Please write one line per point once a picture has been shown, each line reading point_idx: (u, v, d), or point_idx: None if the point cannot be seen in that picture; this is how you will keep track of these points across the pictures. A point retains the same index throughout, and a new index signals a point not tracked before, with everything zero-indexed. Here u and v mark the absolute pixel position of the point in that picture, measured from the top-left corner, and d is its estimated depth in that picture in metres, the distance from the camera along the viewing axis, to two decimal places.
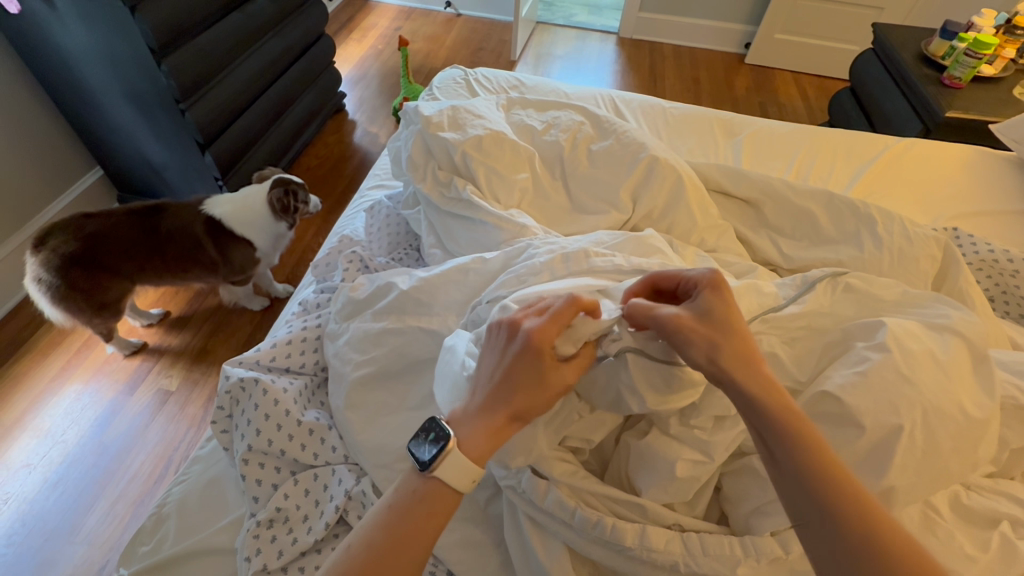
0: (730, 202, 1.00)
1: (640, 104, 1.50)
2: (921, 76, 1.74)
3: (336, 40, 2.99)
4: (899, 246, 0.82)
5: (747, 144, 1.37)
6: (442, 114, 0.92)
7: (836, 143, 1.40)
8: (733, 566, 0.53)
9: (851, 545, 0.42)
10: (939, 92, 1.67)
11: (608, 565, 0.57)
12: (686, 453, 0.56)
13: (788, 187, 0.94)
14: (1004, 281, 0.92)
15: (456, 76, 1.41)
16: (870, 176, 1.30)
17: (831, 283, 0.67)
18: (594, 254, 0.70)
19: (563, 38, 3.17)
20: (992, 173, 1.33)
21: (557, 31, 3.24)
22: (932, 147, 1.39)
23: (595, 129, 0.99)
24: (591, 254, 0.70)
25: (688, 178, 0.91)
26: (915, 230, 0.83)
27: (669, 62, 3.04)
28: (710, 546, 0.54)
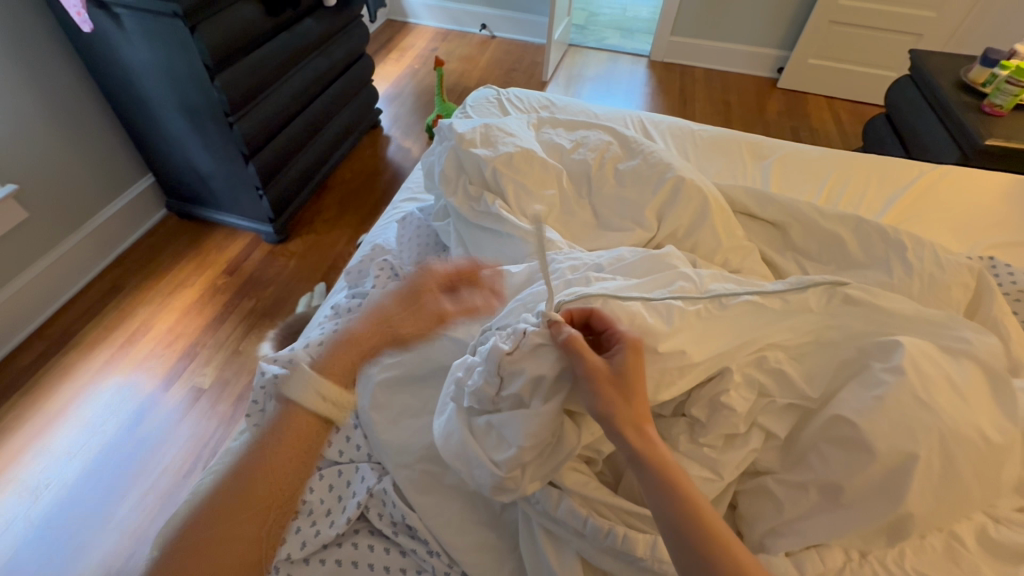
0: (754, 223, 1.01)
1: (668, 126, 1.52)
2: (960, 103, 1.72)
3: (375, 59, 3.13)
4: (929, 272, 0.81)
5: (776, 169, 1.37)
6: (475, 132, 0.96)
7: (868, 168, 1.38)
8: None
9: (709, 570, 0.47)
10: (978, 119, 1.64)
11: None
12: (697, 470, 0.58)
13: (816, 211, 0.94)
14: None
15: (488, 95, 1.47)
16: (903, 203, 1.28)
17: (829, 291, 0.65)
18: (595, 279, 0.70)
19: (594, 60, 3.24)
20: None
21: (589, 54, 3.31)
22: (969, 175, 1.37)
23: (622, 149, 1.02)
24: (593, 278, 0.71)
25: (715, 200, 0.93)
26: (947, 257, 0.82)
27: (699, 85, 3.06)
28: None
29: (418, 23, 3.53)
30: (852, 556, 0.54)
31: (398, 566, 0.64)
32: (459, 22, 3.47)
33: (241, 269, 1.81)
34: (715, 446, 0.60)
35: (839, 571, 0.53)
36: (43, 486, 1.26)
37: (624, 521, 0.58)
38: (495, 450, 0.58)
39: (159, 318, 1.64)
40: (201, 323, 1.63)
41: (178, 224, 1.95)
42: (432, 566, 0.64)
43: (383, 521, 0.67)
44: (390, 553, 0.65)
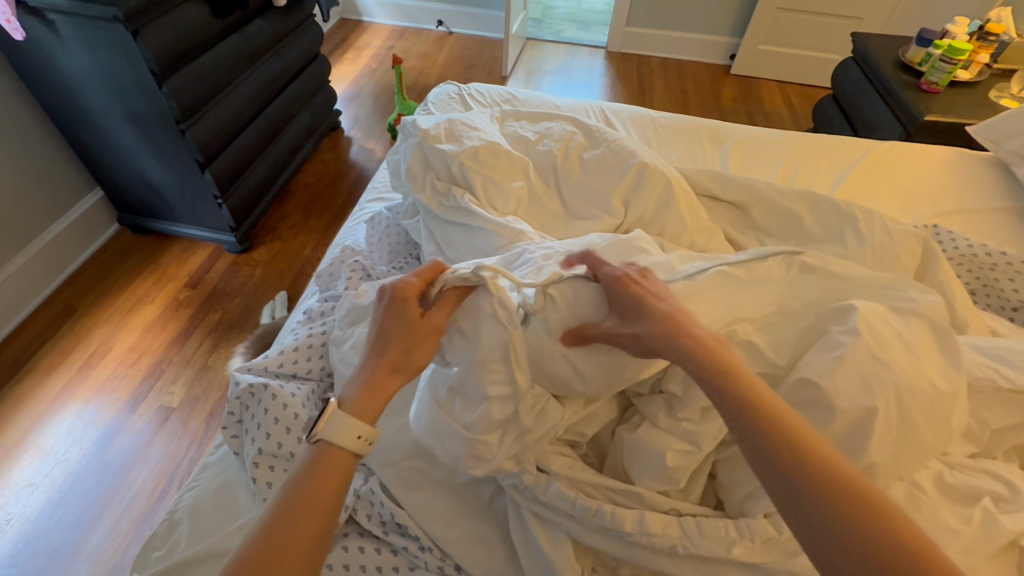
0: (717, 206, 1.05)
1: (629, 115, 1.54)
2: (900, 82, 1.80)
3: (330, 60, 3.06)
4: (880, 241, 0.87)
5: (734, 152, 1.41)
6: (439, 127, 0.95)
7: (820, 148, 1.44)
8: (729, 547, 0.56)
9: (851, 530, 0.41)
10: (916, 96, 1.74)
11: (610, 553, 0.60)
12: (675, 444, 0.59)
13: (774, 190, 0.98)
14: (984, 274, 0.96)
15: (449, 91, 1.46)
16: (853, 178, 1.34)
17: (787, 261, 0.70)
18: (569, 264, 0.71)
19: (552, 53, 3.26)
20: (969, 172, 1.39)
21: (546, 47, 3.33)
22: (912, 149, 1.45)
23: (586, 138, 1.03)
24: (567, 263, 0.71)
25: (678, 184, 0.95)
26: (896, 227, 0.88)
27: (656, 74, 3.12)
28: (707, 528, 0.57)
29: (372, 21, 3.47)
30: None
31: (391, 565, 0.64)
32: (414, 19, 3.43)
33: (205, 282, 1.75)
34: (691, 417, 0.60)
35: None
36: (5, 522, 1.20)
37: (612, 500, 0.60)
38: (459, 420, 0.60)
39: (119, 338, 1.57)
40: (164, 340, 1.58)
41: (133, 239, 1.87)
42: (424, 562, 0.64)
43: (372, 521, 0.66)
44: (380, 553, 0.65)
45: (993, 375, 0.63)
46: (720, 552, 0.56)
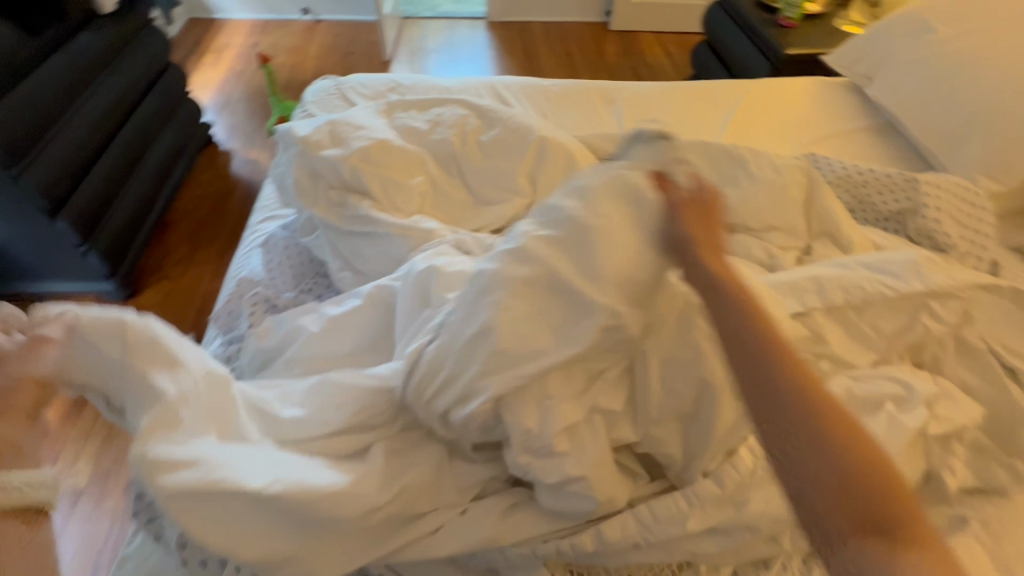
0: (618, 166, 1.06)
1: (520, 86, 1.52)
2: (762, 20, 1.93)
3: (187, 66, 2.74)
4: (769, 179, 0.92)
5: (626, 110, 1.46)
6: (320, 132, 0.87)
7: (702, 95, 1.51)
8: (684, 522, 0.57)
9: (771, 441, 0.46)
10: (777, 33, 1.86)
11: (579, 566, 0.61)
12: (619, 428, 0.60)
13: (669, 144, 1.01)
14: (857, 192, 1.06)
15: (328, 87, 1.36)
16: (735, 120, 1.44)
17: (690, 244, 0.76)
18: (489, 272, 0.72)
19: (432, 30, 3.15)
20: (830, 99, 1.53)
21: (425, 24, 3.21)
22: (780, 84, 1.56)
23: (481, 119, 0.99)
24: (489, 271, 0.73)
25: (579, 152, 0.95)
26: (780, 162, 0.96)
27: (540, 38, 3.12)
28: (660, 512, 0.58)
29: (227, 17, 3.14)
30: (755, 453, 0.60)
31: None
32: (276, 9, 3.15)
33: None
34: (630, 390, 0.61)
35: (749, 472, 0.58)
36: None
37: (563, 534, 0.60)
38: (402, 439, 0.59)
39: None
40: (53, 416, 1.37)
41: None
42: None
43: None
44: None
45: (881, 287, 0.70)
46: (678, 530, 0.57)
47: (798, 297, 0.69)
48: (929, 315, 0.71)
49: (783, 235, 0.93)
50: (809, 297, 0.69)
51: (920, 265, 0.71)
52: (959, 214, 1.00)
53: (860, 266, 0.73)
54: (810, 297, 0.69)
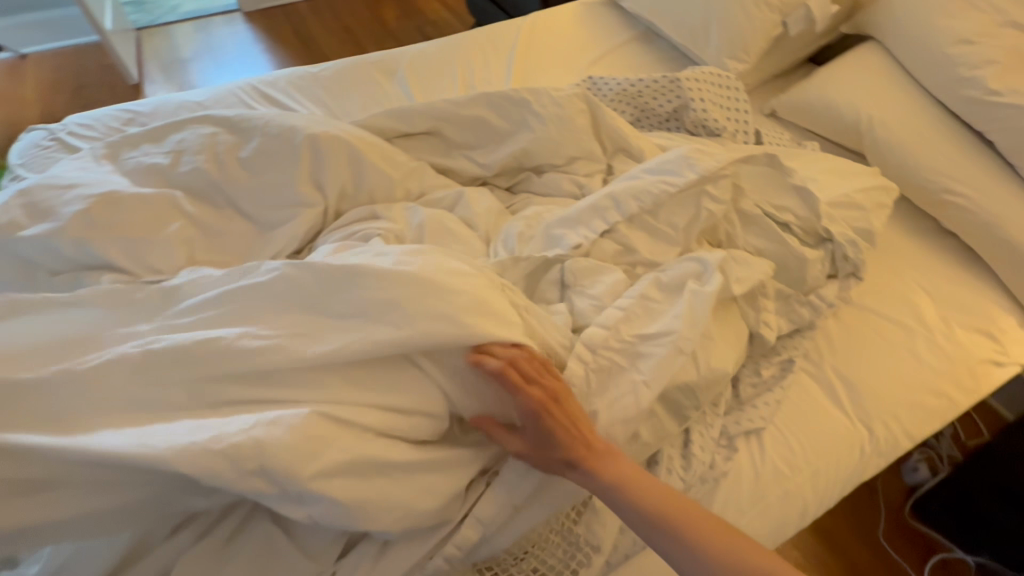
0: (412, 139, 1.00)
1: (288, 79, 1.37)
2: None
3: None
4: (555, 114, 0.94)
5: (410, 77, 1.39)
6: (11, 211, 0.68)
7: (481, 46, 1.52)
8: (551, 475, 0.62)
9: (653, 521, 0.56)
10: None
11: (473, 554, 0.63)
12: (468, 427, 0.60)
13: (450, 103, 0.97)
14: (636, 104, 1.13)
15: (39, 137, 1.09)
16: (516, 62, 1.47)
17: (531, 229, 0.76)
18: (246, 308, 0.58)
19: (182, 37, 2.94)
20: (594, 20, 1.61)
21: (172, 30, 2.98)
22: (546, 18, 1.61)
23: (234, 132, 0.84)
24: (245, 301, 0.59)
25: (362, 138, 0.87)
26: (559, 94, 0.95)
27: (311, 23, 3.09)
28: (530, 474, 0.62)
29: None
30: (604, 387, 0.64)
31: None
32: None
33: None
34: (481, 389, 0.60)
35: (604, 406, 0.63)
36: None
37: (442, 541, 0.61)
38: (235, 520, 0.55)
39: None
40: None
41: None
42: None
43: None
44: None
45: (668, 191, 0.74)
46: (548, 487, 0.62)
47: (599, 219, 0.74)
48: (716, 199, 0.77)
49: (587, 162, 0.97)
50: (609, 219, 0.74)
51: (696, 160, 0.76)
52: (721, 99, 1.09)
53: (644, 171, 0.77)
54: (611, 214, 0.74)
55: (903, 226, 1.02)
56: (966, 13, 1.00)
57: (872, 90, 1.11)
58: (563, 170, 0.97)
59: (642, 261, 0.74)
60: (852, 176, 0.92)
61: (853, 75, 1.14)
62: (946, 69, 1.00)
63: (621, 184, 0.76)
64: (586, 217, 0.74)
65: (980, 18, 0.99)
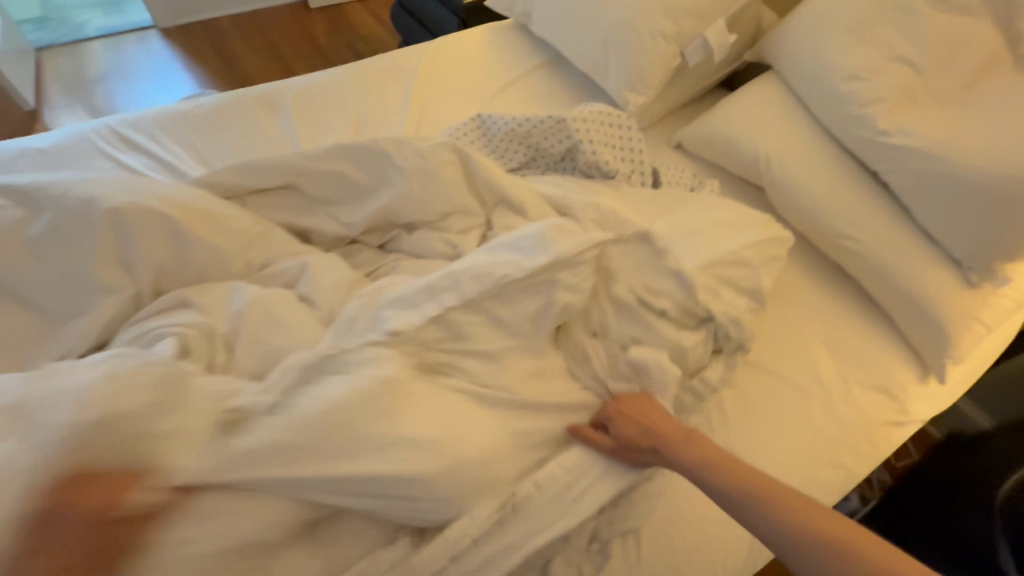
0: (263, 195, 0.88)
1: (154, 116, 1.23)
2: None
3: None
4: (420, 168, 0.84)
5: (296, 113, 1.27)
6: None
7: (379, 74, 1.41)
8: None
9: (786, 515, 0.54)
10: None
11: None
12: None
13: (304, 156, 0.85)
14: (528, 144, 1.06)
15: None
16: (416, 92, 1.37)
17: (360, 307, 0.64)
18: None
19: (89, 55, 2.72)
20: (504, 42, 1.52)
21: (77, 48, 2.75)
22: (454, 41, 1.52)
23: (24, 204, 0.71)
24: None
25: (195, 199, 0.77)
26: (423, 144, 0.84)
27: (233, 37, 2.91)
28: None
29: None
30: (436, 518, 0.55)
31: None
32: None
33: None
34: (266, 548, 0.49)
35: None
36: None
37: None
38: None
39: None
40: None
41: None
42: None
43: None
44: None
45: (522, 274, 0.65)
46: None
47: (435, 301, 0.63)
48: (578, 277, 0.69)
49: (461, 218, 0.87)
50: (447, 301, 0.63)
51: (554, 240, 0.68)
52: (612, 140, 1.01)
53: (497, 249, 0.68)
54: (447, 298, 0.63)
55: (803, 271, 0.97)
56: (860, 46, 0.95)
57: (771, 126, 1.05)
58: (434, 226, 0.88)
59: (493, 350, 0.66)
60: (740, 229, 0.86)
61: (756, 108, 1.08)
62: (841, 107, 0.95)
63: (467, 263, 0.66)
64: (418, 298, 0.63)
65: (873, 52, 0.93)
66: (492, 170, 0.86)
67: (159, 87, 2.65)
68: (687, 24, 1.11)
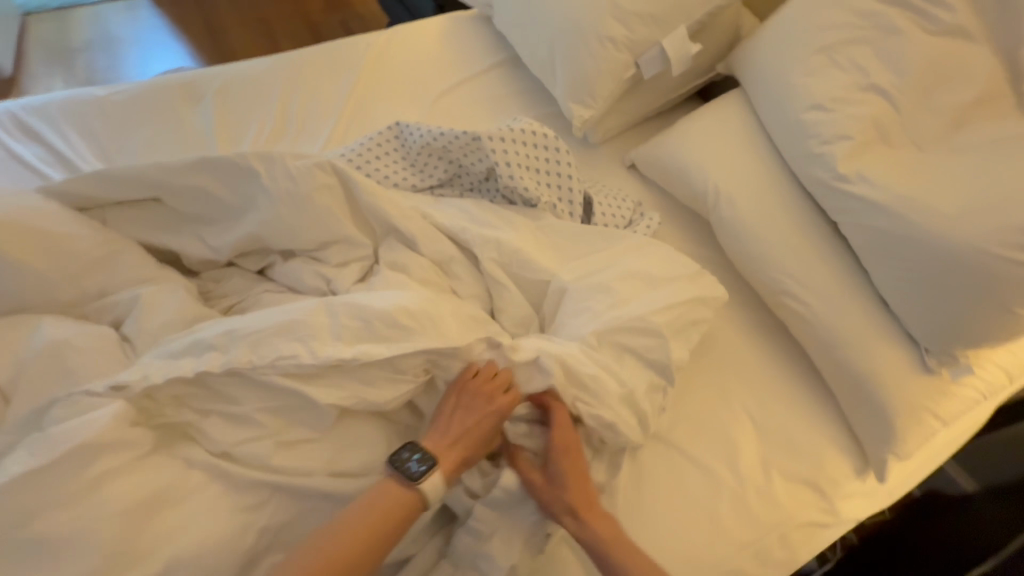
0: (125, 207, 0.78)
1: (59, 101, 1.12)
2: None
3: None
4: (288, 193, 0.74)
5: (218, 107, 1.16)
6: None
7: (318, 65, 1.28)
8: None
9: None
10: None
11: None
12: None
13: (166, 170, 0.75)
14: (449, 159, 0.92)
15: None
16: (355, 89, 1.25)
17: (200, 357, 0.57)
18: None
19: (73, 19, 2.53)
20: (464, 35, 1.38)
21: (62, 13, 2.55)
22: (408, 29, 1.38)
23: None
24: None
25: (24, 216, 0.68)
26: (296, 164, 0.74)
27: (222, 3, 2.71)
28: None
29: None
30: None
31: None
32: None
33: None
34: None
35: None
36: None
37: None
38: None
39: None
40: None
41: None
42: None
43: None
44: None
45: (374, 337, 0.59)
46: None
47: (288, 343, 0.57)
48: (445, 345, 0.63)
49: (344, 248, 0.77)
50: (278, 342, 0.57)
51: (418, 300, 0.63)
52: (534, 164, 0.88)
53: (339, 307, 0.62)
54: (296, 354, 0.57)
55: (742, 329, 0.84)
56: (829, 68, 0.80)
57: (725, 154, 0.90)
58: (311, 256, 0.78)
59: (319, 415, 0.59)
60: (657, 281, 0.75)
61: (711, 132, 0.94)
62: (800, 141, 0.81)
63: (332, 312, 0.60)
64: (268, 340, 0.57)
65: (842, 77, 0.78)
66: (378, 196, 0.77)
67: (143, 58, 2.45)
68: (641, 30, 0.98)
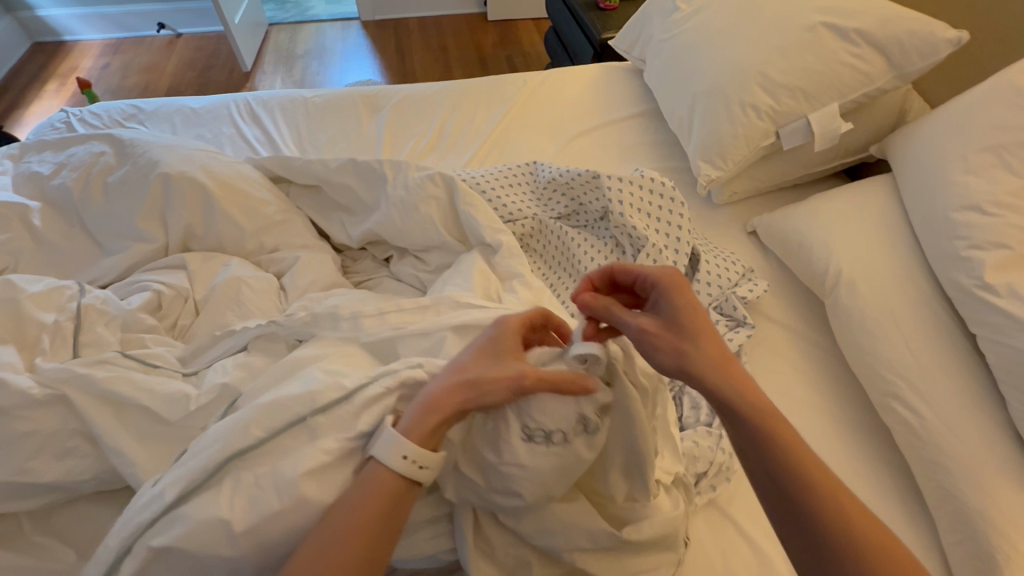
0: (305, 189, 0.97)
1: (280, 100, 1.42)
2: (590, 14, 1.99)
3: (24, 96, 2.53)
4: (400, 198, 0.83)
5: (390, 120, 1.37)
6: None
7: (477, 95, 1.46)
8: None
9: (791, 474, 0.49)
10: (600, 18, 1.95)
11: None
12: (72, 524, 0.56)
13: (324, 166, 0.91)
14: (570, 195, 0.99)
15: (56, 120, 1.30)
16: (505, 119, 1.39)
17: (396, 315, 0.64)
18: None
19: (302, 34, 3.11)
20: (612, 86, 1.47)
21: (297, 29, 3.15)
22: (563, 75, 1.51)
23: (121, 155, 0.88)
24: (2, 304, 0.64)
25: (237, 178, 0.89)
26: (415, 175, 0.85)
27: (416, 36, 3.16)
28: None
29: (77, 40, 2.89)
30: None
31: None
32: (131, 28, 2.91)
33: None
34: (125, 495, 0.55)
35: None
36: None
37: None
38: None
39: None
40: None
41: None
42: None
43: None
44: None
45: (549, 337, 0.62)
46: None
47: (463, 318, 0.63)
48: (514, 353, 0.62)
49: (441, 253, 0.85)
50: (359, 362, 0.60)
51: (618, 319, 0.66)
52: (647, 212, 0.92)
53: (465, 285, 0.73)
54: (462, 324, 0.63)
55: (835, 424, 0.79)
56: (996, 169, 0.73)
57: (854, 240, 0.86)
58: (417, 255, 0.87)
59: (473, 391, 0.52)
60: None
61: (845, 214, 0.90)
62: (945, 241, 0.75)
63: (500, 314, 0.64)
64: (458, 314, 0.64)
65: (1010, 181, 0.71)
66: (475, 207, 0.82)
67: (344, 70, 2.89)
68: (788, 103, 0.98)
